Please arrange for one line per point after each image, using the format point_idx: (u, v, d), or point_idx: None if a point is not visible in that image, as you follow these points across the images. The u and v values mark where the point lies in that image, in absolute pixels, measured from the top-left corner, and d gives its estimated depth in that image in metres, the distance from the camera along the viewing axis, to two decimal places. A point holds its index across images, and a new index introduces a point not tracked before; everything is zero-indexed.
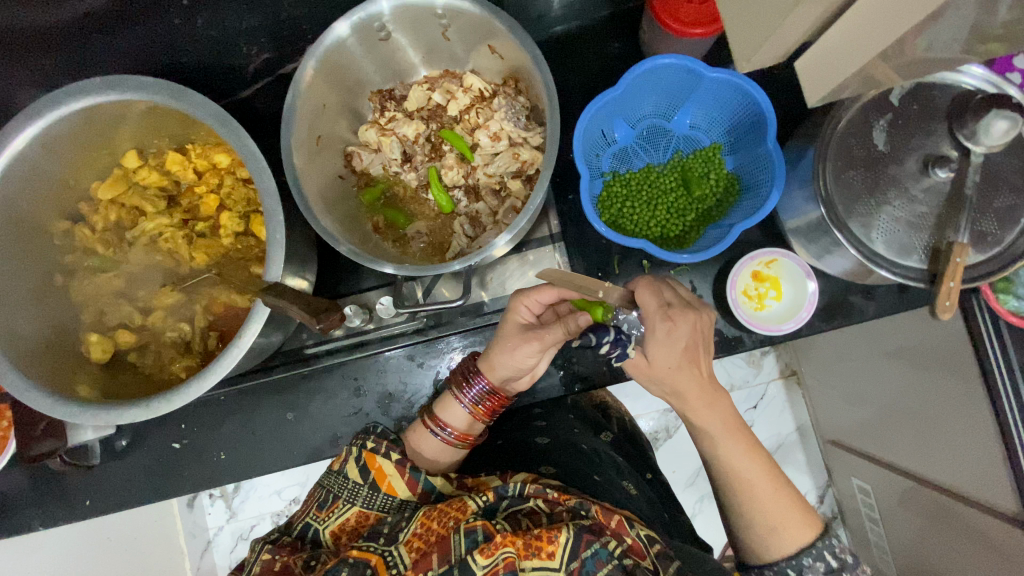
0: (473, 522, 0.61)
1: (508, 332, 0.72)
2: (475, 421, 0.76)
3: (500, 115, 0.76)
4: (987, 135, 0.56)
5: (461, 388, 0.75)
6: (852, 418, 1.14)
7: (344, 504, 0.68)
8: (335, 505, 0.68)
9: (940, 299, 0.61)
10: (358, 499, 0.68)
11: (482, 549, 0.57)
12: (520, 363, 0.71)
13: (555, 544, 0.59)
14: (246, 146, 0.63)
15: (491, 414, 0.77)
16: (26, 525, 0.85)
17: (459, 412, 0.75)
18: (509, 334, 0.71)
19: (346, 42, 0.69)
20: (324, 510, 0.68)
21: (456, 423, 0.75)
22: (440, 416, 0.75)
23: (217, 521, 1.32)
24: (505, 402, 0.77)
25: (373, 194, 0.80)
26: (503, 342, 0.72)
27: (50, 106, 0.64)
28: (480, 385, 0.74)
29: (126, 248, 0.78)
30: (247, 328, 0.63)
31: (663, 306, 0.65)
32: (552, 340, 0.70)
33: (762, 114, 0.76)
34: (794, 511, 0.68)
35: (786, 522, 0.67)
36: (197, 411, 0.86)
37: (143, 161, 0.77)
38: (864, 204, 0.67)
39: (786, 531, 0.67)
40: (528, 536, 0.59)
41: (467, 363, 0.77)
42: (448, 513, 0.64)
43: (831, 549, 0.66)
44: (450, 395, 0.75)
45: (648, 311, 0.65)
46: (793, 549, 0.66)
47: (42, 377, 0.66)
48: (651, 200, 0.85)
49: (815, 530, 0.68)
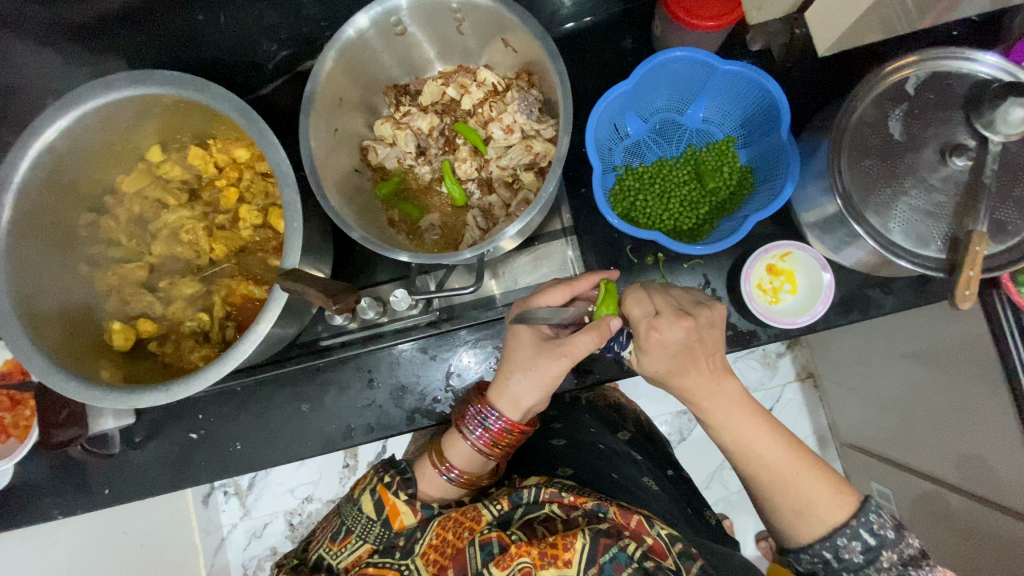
0: (488, 533, 0.62)
1: (528, 351, 0.68)
2: (488, 460, 0.70)
3: (513, 108, 0.77)
4: (1005, 124, 0.58)
5: (472, 427, 0.69)
6: (875, 421, 1.12)
7: (357, 540, 0.64)
8: (347, 539, 0.64)
9: (959, 289, 0.61)
10: (370, 535, 0.64)
11: (498, 562, 0.59)
12: (546, 382, 0.67)
13: (571, 552, 0.60)
14: (266, 137, 0.64)
15: (505, 453, 0.71)
16: (46, 513, 0.86)
17: (469, 451, 0.69)
18: (531, 355, 0.68)
19: (364, 37, 0.70)
20: (337, 542, 0.65)
21: (467, 464, 0.70)
22: (449, 455, 0.69)
23: (230, 519, 1.34)
24: (521, 436, 0.71)
25: (389, 187, 0.81)
26: (522, 364, 0.68)
27: (79, 99, 0.67)
28: (497, 424, 0.68)
29: (150, 240, 0.80)
30: (263, 315, 0.64)
31: (649, 317, 0.64)
32: (582, 351, 0.65)
33: (776, 105, 0.76)
34: (825, 489, 0.64)
35: (812, 504, 0.64)
36: (215, 402, 0.87)
37: (167, 155, 0.79)
38: (880, 195, 0.66)
39: (815, 511, 0.64)
40: (544, 545, 0.60)
41: (477, 396, 0.71)
42: (463, 523, 0.64)
43: (868, 526, 0.62)
44: (458, 432, 0.70)
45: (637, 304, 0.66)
46: (826, 529, 0.63)
47: (67, 361, 0.68)
48: (664, 193, 0.84)
49: (850, 508, 0.63)
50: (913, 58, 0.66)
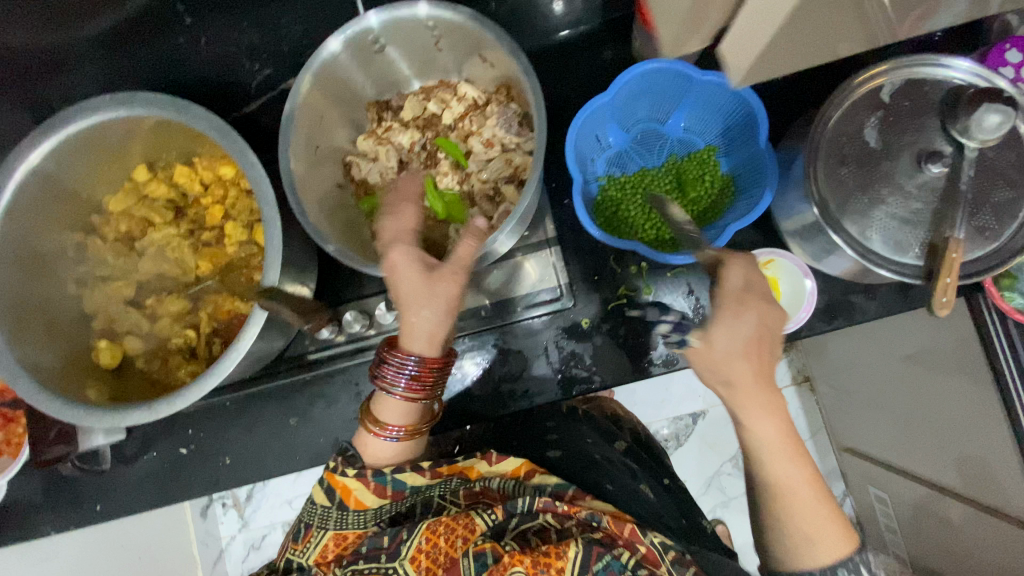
0: (481, 544, 0.66)
1: (414, 282, 0.62)
2: (420, 406, 0.68)
3: (492, 122, 0.78)
4: (979, 129, 0.58)
5: (391, 383, 0.65)
6: (870, 424, 1.12)
7: (319, 531, 0.67)
8: (309, 535, 0.67)
9: (936, 297, 0.61)
10: (330, 523, 0.67)
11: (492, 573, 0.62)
12: (444, 304, 0.63)
13: (563, 560, 0.63)
14: (245, 156, 0.65)
15: (432, 390, 0.67)
16: (39, 529, 0.87)
17: (399, 405, 0.67)
18: (419, 286, 0.62)
19: (338, 59, 0.71)
20: (300, 541, 0.68)
21: (404, 417, 0.68)
22: (383, 416, 0.68)
23: (229, 530, 1.34)
24: (444, 368, 0.67)
25: (370, 202, 0.80)
26: (410, 295, 0.63)
27: (62, 123, 0.68)
28: (411, 369, 0.64)
29: (136, 257, 0.81)
30: (244, 332, 0.64)
31: (739, 290, 0.58)
32: (470, 259, 0.62)
33: (754, 113, 0.77)
34: (834, 525, 0.61)
35: (823, 532, 0.61)
36: (203, 417, 0.87)
37: (153, 174, 0.80)
38: (857, 203, 0.66)
39: (821, 543, 0.61)
40: (537, 554, 0.63)
41: (388, 348, 0.66)
42: (455, 530, 0.67)
43: (869, 565, 0.61)
44: (381, 389, 0.66)
45: (728, 290, 0.58)
46: (827, 561, 0.61)
47: (52, 382, 0.68)
48: (646, 202, 0.84)
49: (853, 544, 0.61)
50: (883, 67, 0.67)
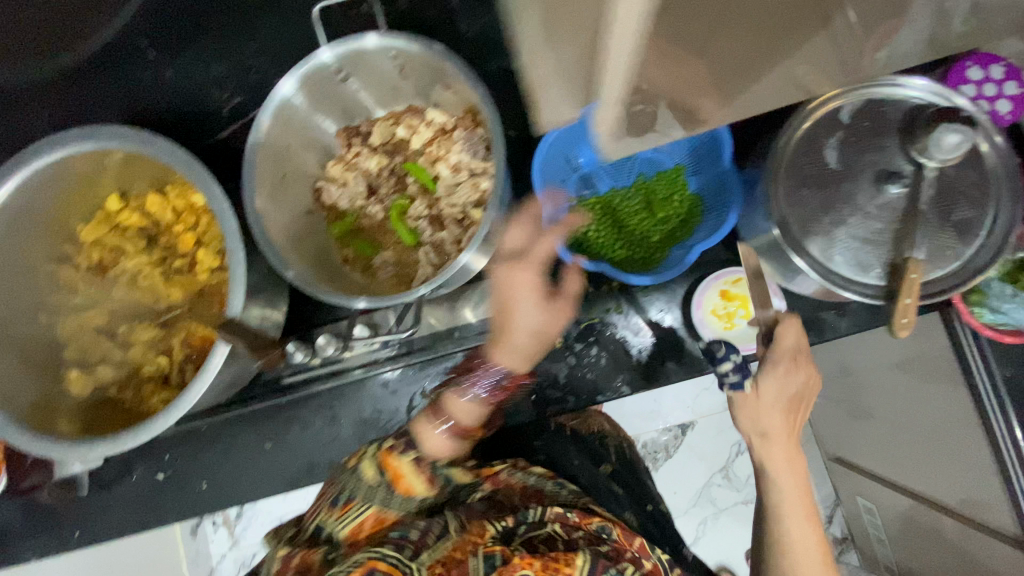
0: (492, 546, 0.65)
1: (532, 298, 0.70)
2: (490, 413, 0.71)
3: (458, 148, 0.80)
4: (939, 149, 0.58)
5: (470, 385, 0.68)
6: (854, 436, 1.11)
7: (360, 504, 0.65)
8: (348, 505, 0.65)
9: (896, 317, 0.62)
10: (376, 497, 0.65)
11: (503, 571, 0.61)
12: (530, 327, 0.70)
13: (572, 567, 0.63)
14: (208, 186, 0.65)
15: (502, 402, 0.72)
16: (20, 556, 0.87)
17: (472, 406, 0.68)
18: (531, 302, 0.70)
19: (292, 100, 0.72)
20: (336, 509, 0.65)
21: (469, 417, 0.68)
22: (450, 409, 0.67)
23: (219, 549, 1.34)
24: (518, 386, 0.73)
25: (342, 226, 0.82)
26: (515, 310, 0.70)
27: (30, 157, 0.69)
28: (499, 377, 0.69)
29: (109, 285, 0.82)
30: (210, 363, 0.65)
31: (794, 350, 0.69)
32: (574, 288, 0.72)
33: (718, 134, 0.79)
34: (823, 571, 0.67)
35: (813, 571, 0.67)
36: (180, 442, 0.88)
37: (125, 203, 0.81)
38: (819, 223, 0.67)
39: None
40: (546, 559, 0.63)
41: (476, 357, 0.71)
42: (471, 536, 0.66)
43: None
44: (456, 390, 0.68)
45: (783, 348, 0.69)
46: None
47: (21, 413, 0.69)
48: (616, 223, 0.85)
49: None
50: (837, 92, 0.65)
